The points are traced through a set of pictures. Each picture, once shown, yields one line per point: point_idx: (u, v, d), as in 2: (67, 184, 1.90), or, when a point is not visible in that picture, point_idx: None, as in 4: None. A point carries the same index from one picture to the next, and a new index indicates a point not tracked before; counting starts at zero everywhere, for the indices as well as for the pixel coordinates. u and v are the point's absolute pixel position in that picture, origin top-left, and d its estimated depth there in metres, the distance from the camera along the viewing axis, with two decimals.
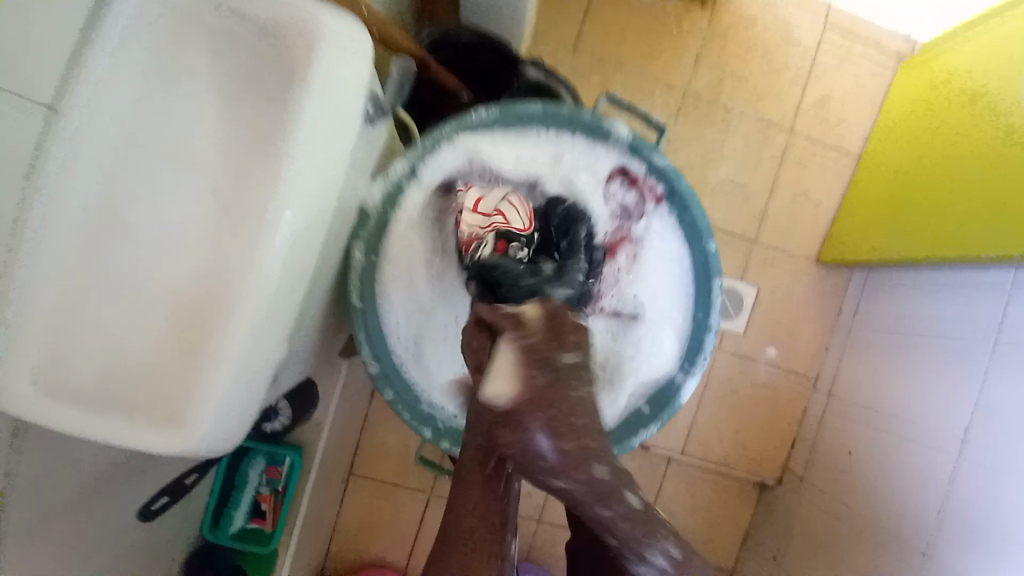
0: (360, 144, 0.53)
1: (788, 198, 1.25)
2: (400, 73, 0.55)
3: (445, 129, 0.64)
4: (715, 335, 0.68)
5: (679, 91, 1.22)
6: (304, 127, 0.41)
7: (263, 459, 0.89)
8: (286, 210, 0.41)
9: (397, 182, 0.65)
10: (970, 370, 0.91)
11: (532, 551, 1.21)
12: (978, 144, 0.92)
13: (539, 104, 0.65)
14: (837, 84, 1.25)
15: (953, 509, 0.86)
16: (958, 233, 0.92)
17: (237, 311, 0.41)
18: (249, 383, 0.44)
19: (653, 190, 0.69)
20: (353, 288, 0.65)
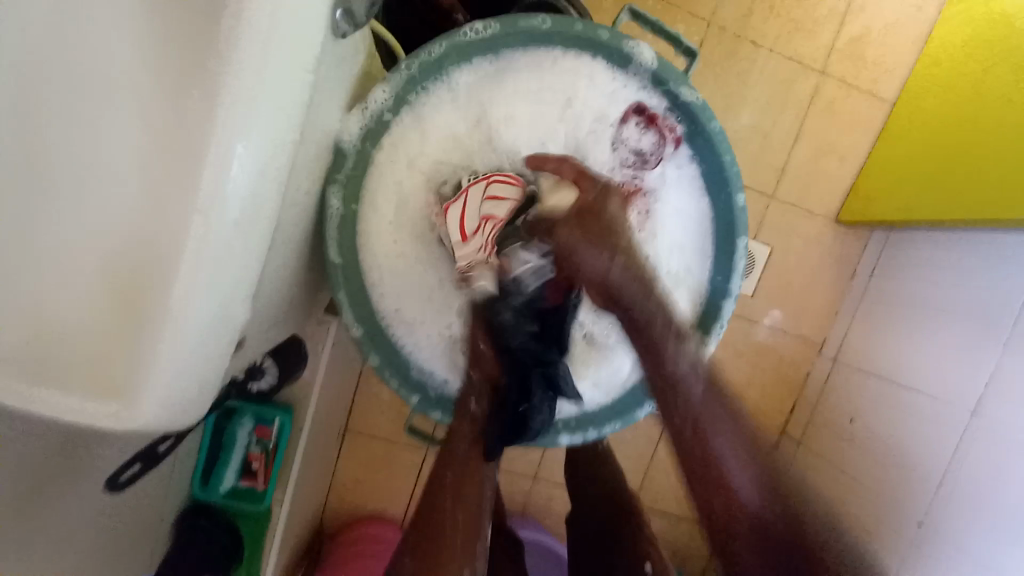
0: (326, 62, 0.44)
1: (812, 151, 1.15)
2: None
3: (434, 49, 0.55)
4: (734, 300, 0.62)
5: (702, 22, 1.09)
6: (246, 27, 0.33)
7: (251, 419, 0.84)
8: (230, 136, 0.33)
9: (378, 115, 0.57)
10: (986, 340, 0.86)
11: (528, 505, 1.23)
12: (1020, 90, 0.81)
13: (549, 20, 0.55)
14: (878, 19, 1.11)
15: (960, 478, 0.83)
16: (990, 195, 0.84)
17: (182, 264, 0.34)
18: (207, 349, 0.37)
19: (674, 131, 0.60)
20: (329, 240, 0.58)
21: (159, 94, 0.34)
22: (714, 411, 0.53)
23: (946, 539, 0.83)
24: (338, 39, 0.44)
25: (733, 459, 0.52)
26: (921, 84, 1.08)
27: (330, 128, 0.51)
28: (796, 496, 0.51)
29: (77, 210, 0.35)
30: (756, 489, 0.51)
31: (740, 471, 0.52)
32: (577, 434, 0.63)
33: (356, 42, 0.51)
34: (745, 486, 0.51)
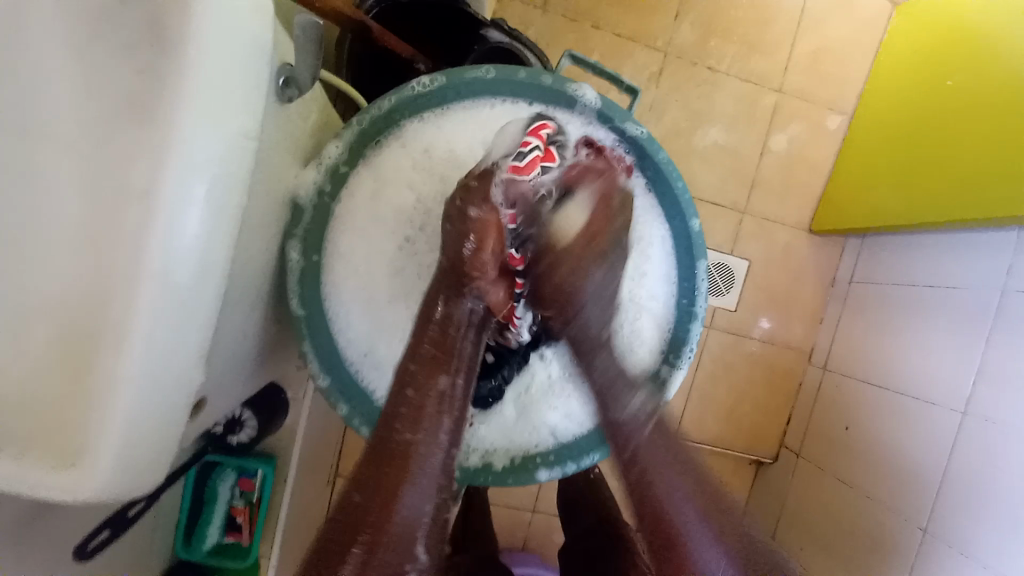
0: (273, 121, 0.46)
1: (780, 165, 1.18)
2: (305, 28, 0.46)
3: (384, 103, 0.58)
4: (700, 322, 0.64)
5: (661, 51, 1.14)
6: (189, 90, 0.34)
7: (233, 472, 0.82)
8: (166, 205, 0.34)
9: (333, 168, 0.59)
10: (968, 338, 0.87)
11: (529, 538, 1.19)
12: (981, 96, 0.85)
13: (493, 70, 0.59)
14: (827, 38, 1.17)
15: (958, 481, 0.82)
16: (955, 197, 0.87)
17: (132, 333, 0.34)
18: (166, 411, 0.38)
19: (623, 160, 0.62)
20: (292, 292, 0.59)
21: (112, 174, 0.36)
22: (671, 467, 0.54)
23: (949, 545, 0.81)
24: (287, 102, 0.48)
25: (694, 522, 0.53)
26: (877, 95, 1.12)
27: (282, 183, 0.53)
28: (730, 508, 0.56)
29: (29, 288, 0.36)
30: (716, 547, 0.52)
31: (700, 531, 0.52)
32: (557, 468, 0.64)
33: (307, 99, 0.54)
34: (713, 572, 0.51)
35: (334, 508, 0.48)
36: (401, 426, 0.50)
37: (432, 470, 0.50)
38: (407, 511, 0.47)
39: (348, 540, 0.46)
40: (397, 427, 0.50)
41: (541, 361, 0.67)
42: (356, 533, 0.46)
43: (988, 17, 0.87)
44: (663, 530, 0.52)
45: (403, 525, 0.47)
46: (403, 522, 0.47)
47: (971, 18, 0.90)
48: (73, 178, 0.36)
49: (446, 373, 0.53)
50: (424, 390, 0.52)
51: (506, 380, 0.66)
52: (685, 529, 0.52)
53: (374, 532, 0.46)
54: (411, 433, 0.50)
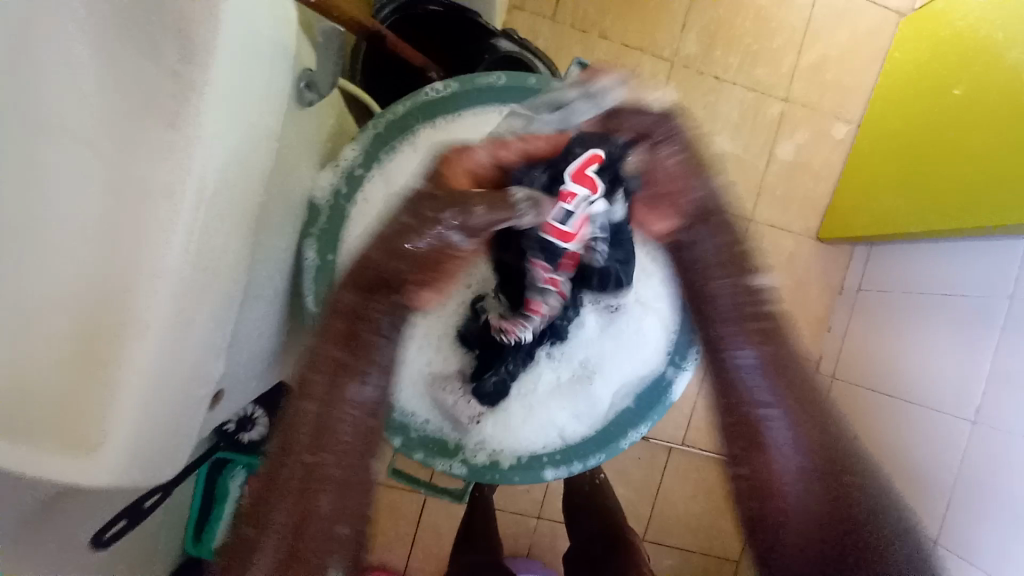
0: (291, 123, 0.48)
1: (786, 173, 1.19)
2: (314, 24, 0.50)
3: (398, 109, 0.61)
4: None
5: (667, 60, 1.15)
6: (215, 88, 0.36)
7: (244, 470, 0.83)
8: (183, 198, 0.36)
9: (349, 170, 0.61)
10: (973, 344, 0.87)
11: (533, 545, 1.19)
12: (980, 105, 0.86)
13: (503, 76, 0.62)
14: (832, 49, 1.18)
15: (969, 490, 0.81)
16: (962, 202, 0.87)
17: (149, 322, 0.36)
18: (176, 397, 0.40)
19: None
20: (306, 290, 0.60)
21: (135, 171, 0.37)
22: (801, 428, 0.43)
23: (961, 556, 0.80)
24: (306, 105, 0.50)
25: (769, 386, 0.44)
26: (884, 103, 1.13)
27: (298, 185, 0.55)
28: (855, 475, 0.43)
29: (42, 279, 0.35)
30: (804, 460, 0.43)
31: (783, 421, 0.43)
32: (563, 467, 0.65)
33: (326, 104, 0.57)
34: (788, 465, 0.43)
35: (252, 504, 0.54)
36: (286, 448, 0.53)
37: (340, 482, 0.52)
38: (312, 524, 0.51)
39: (257, 538, 0.51)
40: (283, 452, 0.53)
41: (548, 360, 0.67)
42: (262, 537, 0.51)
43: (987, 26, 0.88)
44: (742, 402, 0.44)
45: (313, 538, 0.51)
46: (313, 534, 0.51)
47: (973, 25, 0.91)
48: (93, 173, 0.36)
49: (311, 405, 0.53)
50: (332, 406, 0.52)
51: (508, 375, 0.63)
52: (764, 414, 0.44)
53: (289, 540, 0.51)
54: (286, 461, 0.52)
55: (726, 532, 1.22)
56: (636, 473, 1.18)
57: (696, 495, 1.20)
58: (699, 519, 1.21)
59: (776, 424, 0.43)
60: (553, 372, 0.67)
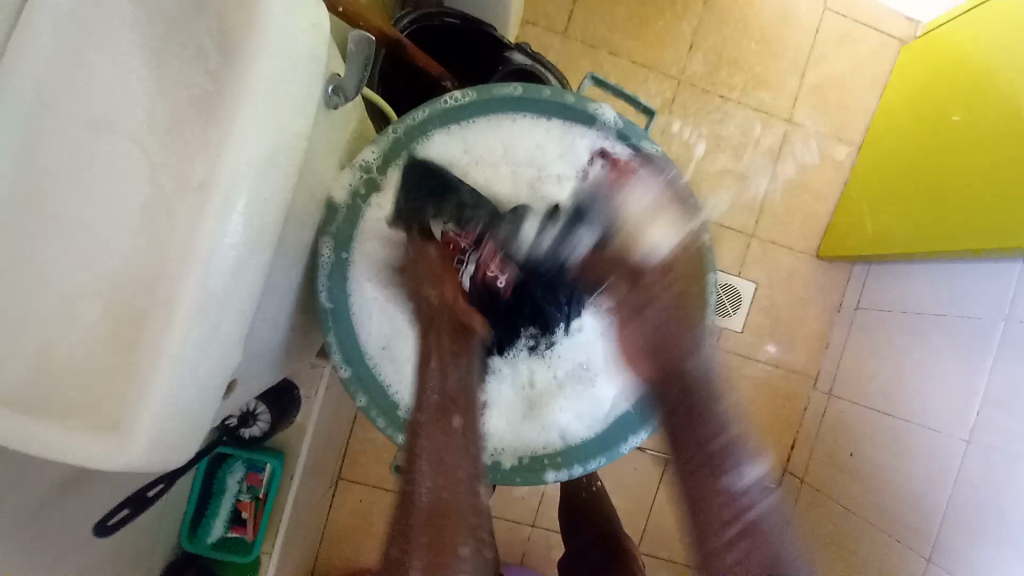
0: (319, 124, 0.51)
1: (787, 192, 1.21)
2: (358, 45, 0.48)
3: (418, 114, 0.62)
4: (709, 336, 0.66)
5: (674, 78, 1.18)
6: (249, 89, 0.38)
7: (243, 465, 0.84)
8: (221, 188, 0.37)
9: (367, 171, 0.63)
10: (971, 365, 0.88)
11: (527, 552, 1.18)
12: (980, 136, 0.89)
13: (520, 87, 0.63)
14: (835, 73, 1.21)
15: (964, 509, 0.81)
16: (963, 223, 0.89)
17: (184, 310, 0.37)
18: (203, 386, 0.40)
19: (635, 174, 0.66)
20: (321, 286, 0.63)
21: (173, 167, 0.39)
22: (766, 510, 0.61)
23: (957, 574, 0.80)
24: (331, 108, 0.52)
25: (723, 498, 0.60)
26: (886, 124, 1.15)
27: (319, 185, 0.57)
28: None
29: (85, 266, 0.38)
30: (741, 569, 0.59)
31: (732, 539, 0.59)
32: (564, 471, 0.66)
33: (349, 109, 0.59)
34: None
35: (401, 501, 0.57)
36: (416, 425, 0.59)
37: (461, 430, 0.59)
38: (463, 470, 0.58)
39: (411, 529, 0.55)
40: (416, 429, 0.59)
41: (537, 356, 0.69)
42: (414, 519, 0.55)
43: (990, 53, 0.90)
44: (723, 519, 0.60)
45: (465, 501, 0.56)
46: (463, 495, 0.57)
47: (975, 53, 0.94)
48: (134, 169, 0.39)
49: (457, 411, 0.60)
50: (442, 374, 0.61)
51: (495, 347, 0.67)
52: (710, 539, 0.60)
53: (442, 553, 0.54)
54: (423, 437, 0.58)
55: None
56: (632, 484, 1.18)
57: None
58: None
59: (706, 538, 0.60)
60: (549, 370, 0.69)
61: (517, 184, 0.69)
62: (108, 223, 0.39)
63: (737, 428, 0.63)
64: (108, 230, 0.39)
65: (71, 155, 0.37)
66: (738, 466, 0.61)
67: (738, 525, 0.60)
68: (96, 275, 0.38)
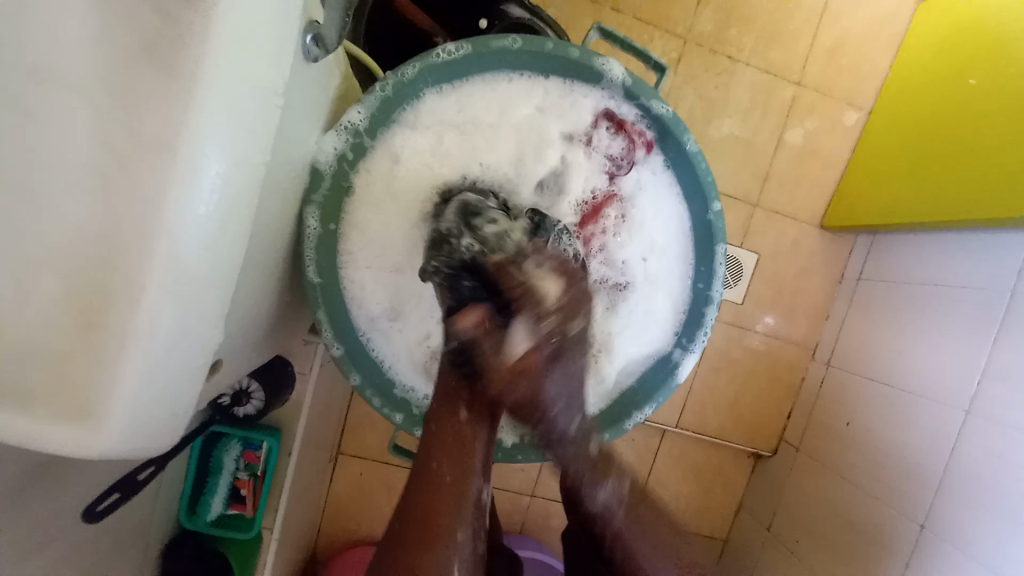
0: (297, 81, 0.46)
1: (794, 159, 1.17)
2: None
3: (407, 70, 0.57)
4: (716, 307, 0.63)
5: (680, 37, 1.12)
6: (218, 41, 0.33)
7: (239, 443, 0.82)
8: (185, 152, 0.34)
9: (354, 133, 0.58)
10: (976, 338, 0.87)
11: (525, 521, 1.20)
12: (998, 100, 0.84)
13: (519, 39, 0.58)
14: (849, 32, 1.15)
15: (960, 480, 0.82)
16: (974, 192, 0.86)
17: (153, 288, 0.34)
18: (181, 369, 0.38)
19: (644, 136, 0.62)
20: (308, 260, 0.59)
21: (125, 127, 0.34)
22: (635, 533, 0.60)
23: (948, 541, 0.81)
24: (310, 62, 0.47)
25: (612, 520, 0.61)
26: (898, 88, 1.10)
27: (301, 151, 0.53)
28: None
29: (36, 241, 0.34)
30: None
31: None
32: None
33: (329, 65, 0.54)
34: None
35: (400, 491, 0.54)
36: (431, 454, 0.54)
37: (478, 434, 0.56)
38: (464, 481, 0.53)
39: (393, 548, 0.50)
40: (432, 461, 0.54)
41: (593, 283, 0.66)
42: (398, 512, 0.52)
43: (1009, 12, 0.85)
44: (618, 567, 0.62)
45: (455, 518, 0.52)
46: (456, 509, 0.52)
47: (996, 12, 0.89)
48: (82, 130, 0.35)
49: (465, 406, 0.56)
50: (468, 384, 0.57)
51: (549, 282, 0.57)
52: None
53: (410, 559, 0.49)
54: (450, 474, 0.53)
55: (715, 513, 1.24)
56: (630, 454, 1.19)
57: (687, 477, 1.22)
58: (688, 499, 1.23)
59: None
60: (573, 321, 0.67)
61: (514, 149, 0.64)
62: (56, 192, 0.34)
63: (599, 480, 0.59)
64: (59, 200, 0.34)
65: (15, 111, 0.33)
66: (592, 488, 0.59)
67: (609, 540, 0.61)
68: (49, 251, 0.34)
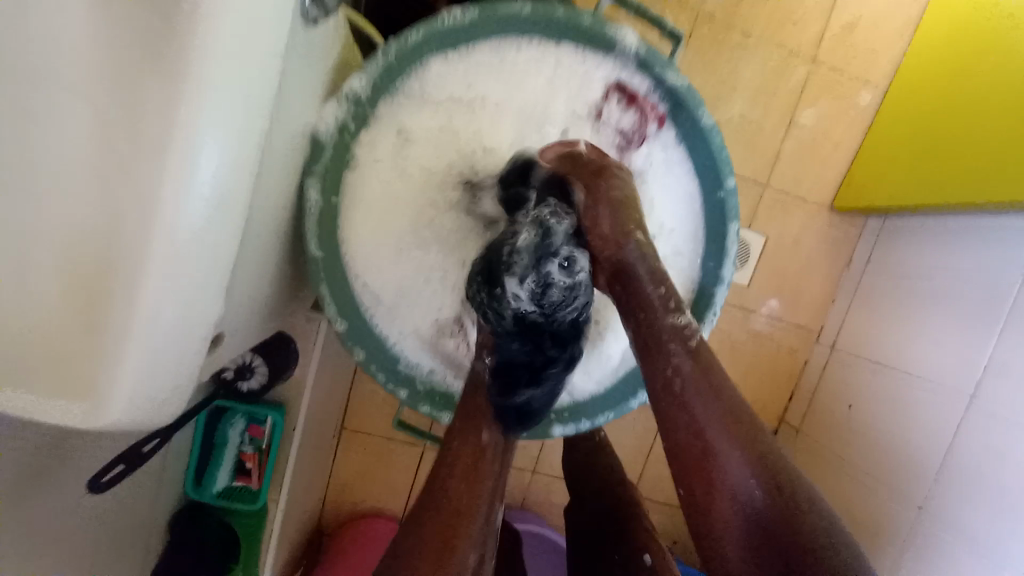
0: (295, 50, 0.44)
1: (805, 140, 1.14)
2: None
3: (411, 36, 0.55)
4: (726, 288, 0.63)
5: (691, 11, 1.08)
6: (215, 1, 0.32)
7: (243, 418, 0.82)
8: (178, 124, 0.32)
9: (355, 102, 0.56)
10: (982, 325, 0.86)
11: (526, 497, 1.22)
12: (1014, 81, 0.82)
13: (529, 5, 0.56)
14: (868, 5, 1.10)
15: (958, 466, 0.83)
16: (986, 177, 0.83)
17: (152, 263, 0.33)
18: (184, 346, 0.37)
19: (656, 109, 0.60)
20: (309, 234, 0.58)
21: (115, 98, 0.33)
22: (703, 388, 0.48)
23: (944, 525, 0.82)
24: (309, 28, 0.45)
25: (684, 387, 0.48)
26: (915, 65, 1.06)
27: (300, 124, 0.51)
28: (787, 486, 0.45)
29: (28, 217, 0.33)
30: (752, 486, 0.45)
31: (735, 462, 0.46)
32: (570, 425, 0.64)
33: (328, 33, 0.52)
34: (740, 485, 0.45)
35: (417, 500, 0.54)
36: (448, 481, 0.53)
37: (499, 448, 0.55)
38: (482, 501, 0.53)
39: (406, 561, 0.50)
40: (448, 486, 0.53)
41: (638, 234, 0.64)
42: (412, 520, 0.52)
43: None
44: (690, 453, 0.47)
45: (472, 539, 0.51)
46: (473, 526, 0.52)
47: None
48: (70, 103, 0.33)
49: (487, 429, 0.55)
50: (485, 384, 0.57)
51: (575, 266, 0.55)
52: (713, 452, 0.46)
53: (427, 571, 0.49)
54: (461, 497, 0.52)
55: None
56: (631, 435, 1.20)
57: None
58: None
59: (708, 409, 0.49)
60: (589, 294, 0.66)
61: (522, 123, 0.62)
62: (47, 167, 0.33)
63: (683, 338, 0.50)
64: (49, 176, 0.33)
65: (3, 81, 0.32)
66: (674, 335, 0.50)
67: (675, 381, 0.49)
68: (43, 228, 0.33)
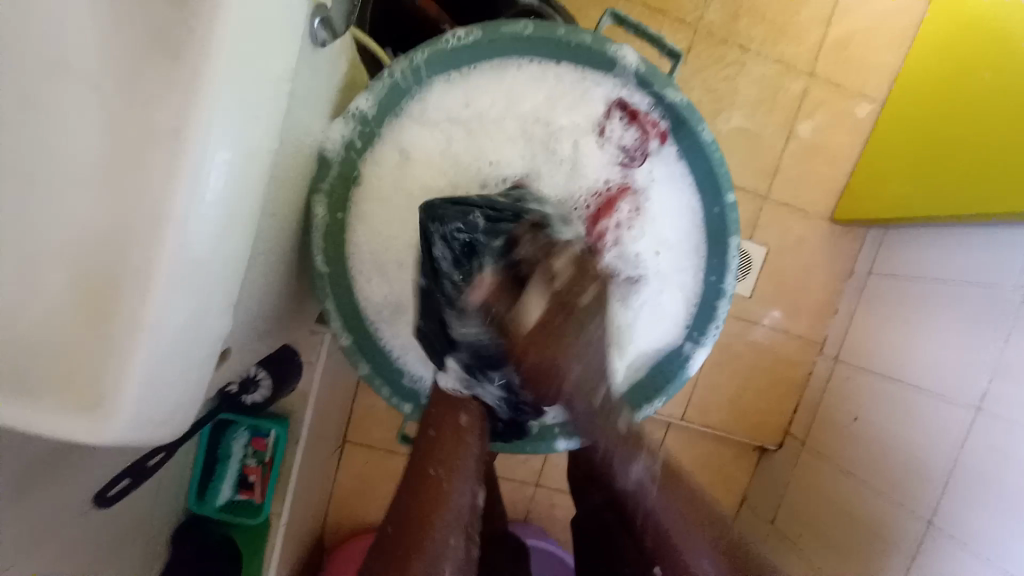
0: (302, 68, 0.45)
1: (804, 152, 1.15)
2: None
3: (417, 56, 0.56)
4: (728, 300, 0.63)
5: (690, 26, 1.09)
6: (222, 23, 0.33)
7: (246, 431, 0.83)
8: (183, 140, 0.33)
9: (361, 121, 0.58)
10: (984, 333, 0.86)
11: (529, 510, 1.21)
12: (1011, 89, 0.82)
13: (531, 25, 0.56)
14: (863, 20, 1.12)
15: (965, 476, 0.81)
16: (987, 184, 0.83)
17: (156, 278, 0.33)
18: (185, 359, 0.37)
19: (657, 126, 0.61)
20: (316, 250, 0.59)
21: (124, 115, 0.34)
22: (665, 497, 0.60)
23: (952, 537, 0.81)
24: (317, 47, 0.46)
25: (655, 497, 0.59)
26: (911, 79, 1.08)
27: (307, 140, 0.52)
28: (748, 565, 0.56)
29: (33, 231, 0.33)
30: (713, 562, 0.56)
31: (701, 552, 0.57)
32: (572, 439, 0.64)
33: (335, 53, 0.53)
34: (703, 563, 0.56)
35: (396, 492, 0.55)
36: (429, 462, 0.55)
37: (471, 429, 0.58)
38: (458, 492, 0.54)
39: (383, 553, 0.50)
40: (430, 467, 0.55)
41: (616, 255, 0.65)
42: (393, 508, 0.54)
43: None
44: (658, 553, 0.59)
45: (447, 523, 0.52)
46: (451, 512, 0.52)
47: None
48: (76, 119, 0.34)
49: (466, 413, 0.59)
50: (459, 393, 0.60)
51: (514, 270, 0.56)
52: (681, 548, 0.58)
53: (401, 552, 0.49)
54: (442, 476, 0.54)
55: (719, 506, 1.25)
56: None
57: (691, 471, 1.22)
58: None
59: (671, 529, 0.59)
60: None
61: (524, 139, 0.63)
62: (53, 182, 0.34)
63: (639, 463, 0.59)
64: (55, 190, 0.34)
65: (12, 101, 0.32)
66: (624, 463, 0.59)
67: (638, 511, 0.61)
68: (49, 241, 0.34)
